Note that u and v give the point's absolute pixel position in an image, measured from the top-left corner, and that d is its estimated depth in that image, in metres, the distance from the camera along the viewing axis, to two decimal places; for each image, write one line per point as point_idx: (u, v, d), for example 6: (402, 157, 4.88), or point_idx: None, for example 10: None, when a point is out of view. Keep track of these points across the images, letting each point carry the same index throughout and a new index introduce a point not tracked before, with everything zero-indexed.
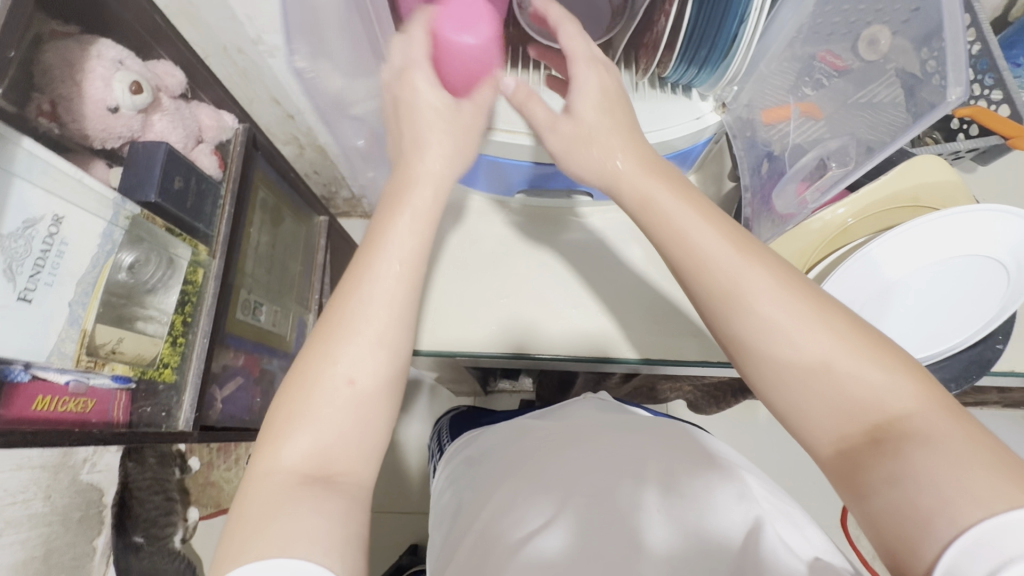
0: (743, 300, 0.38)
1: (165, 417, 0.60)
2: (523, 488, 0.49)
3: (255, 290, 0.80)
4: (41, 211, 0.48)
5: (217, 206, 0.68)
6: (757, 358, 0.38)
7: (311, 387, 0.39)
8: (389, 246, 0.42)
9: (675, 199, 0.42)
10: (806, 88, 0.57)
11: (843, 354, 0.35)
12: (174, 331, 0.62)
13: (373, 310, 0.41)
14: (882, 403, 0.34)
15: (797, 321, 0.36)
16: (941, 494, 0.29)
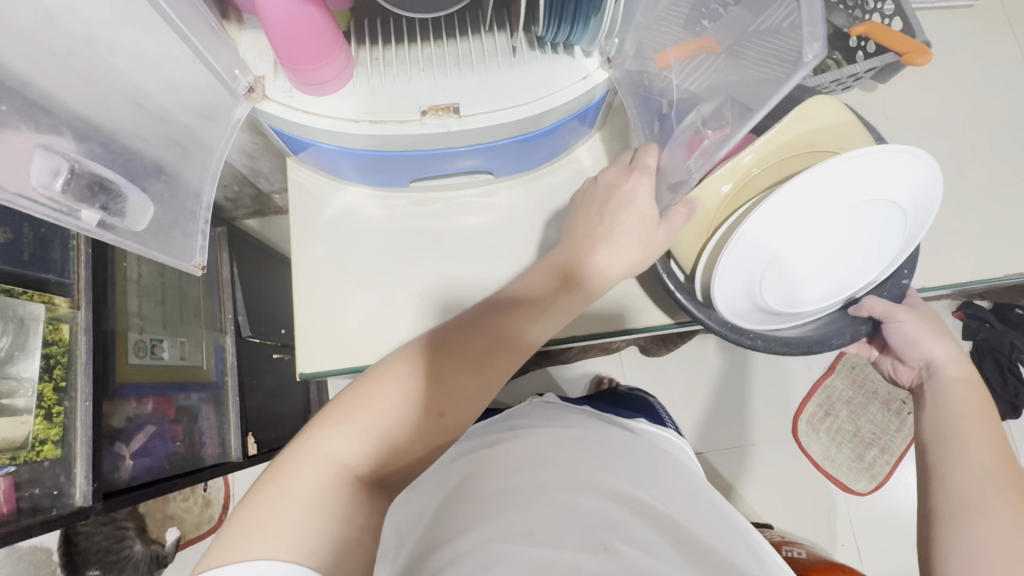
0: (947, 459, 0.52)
1: (56, 497, 0.54)
2: (479, 514, 0.47)
3: (148, 327, 0.73)
4: None
5: (70, 249, 0.60)
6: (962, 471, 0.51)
7: (363, 404, 0.41)
8: (486, 323, 0.47)
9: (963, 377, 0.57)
10: (705, 19, 0.45)
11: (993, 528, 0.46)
12: (46, 403, 0.54)
13: (462, 360, 0.45)
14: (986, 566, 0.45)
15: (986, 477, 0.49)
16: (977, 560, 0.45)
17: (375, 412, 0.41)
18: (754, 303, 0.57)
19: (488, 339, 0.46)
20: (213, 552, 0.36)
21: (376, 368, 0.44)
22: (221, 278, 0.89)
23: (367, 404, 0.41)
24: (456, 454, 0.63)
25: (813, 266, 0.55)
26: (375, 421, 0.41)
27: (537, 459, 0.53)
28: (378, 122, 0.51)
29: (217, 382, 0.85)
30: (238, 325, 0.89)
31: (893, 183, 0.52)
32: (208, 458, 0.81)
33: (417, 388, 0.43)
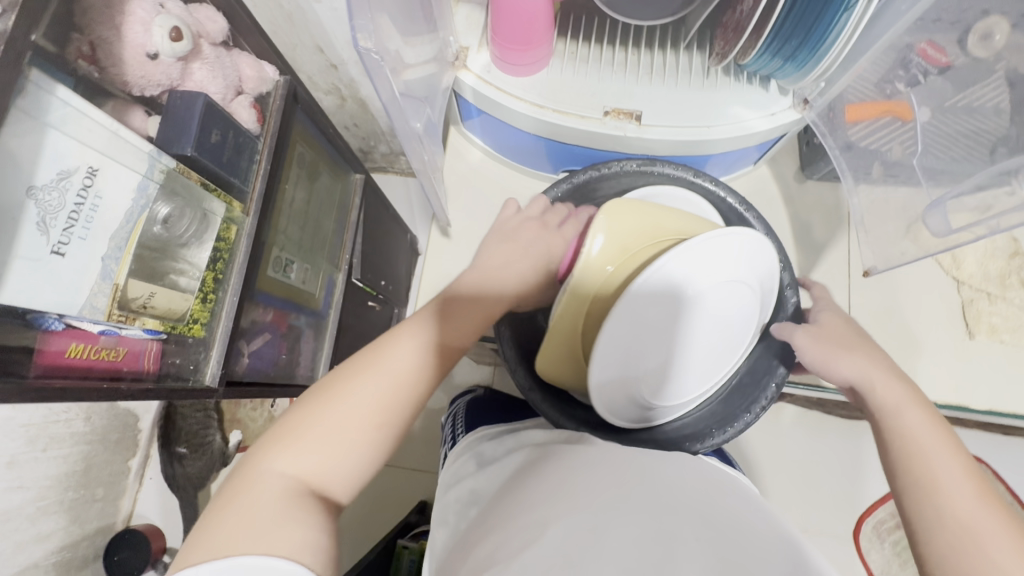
0: (937, 489, 0.47)
1: (193, 371, 0.61)
2: (557, 487, 0.46)
3: (287, 248, 0.80)
4: (76, 162, 0.44)
5: (254, 161, 0.65)
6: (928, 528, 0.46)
7: (328, 419, 0.46)
8: (378, 366, 0.49)
9: (920, 419, 0.52)
10: (901, 84, 0.60)
11: (1005, 545, 0.43)
12: (204, 288, 0.61)
13: (398, 367, 0.50)
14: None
15: (975, 519, 0.44)
16: None
17: (319, 447, 0.45)
18: (630, 398, 0.58)
19: (338, 384, 0.48)
20: (187, 548, 0.39)
21: (319, 394, 0.48)
22: (349, 219, 0.97)
23: (330, 409, 0.46)
24: (517, 439, 0.61)
25: (668, 360, 0.57)
26: (326, 445, 0.45)
27: (611, 450, 0.53)
28: (561, 111, 0.53)
29: (321, 312, 0.93)
30: (351, 266, 0.96)
31: (727, 263, 0.55)
32: (300, 378, 0.87)
33: (364, 410, 0.47)
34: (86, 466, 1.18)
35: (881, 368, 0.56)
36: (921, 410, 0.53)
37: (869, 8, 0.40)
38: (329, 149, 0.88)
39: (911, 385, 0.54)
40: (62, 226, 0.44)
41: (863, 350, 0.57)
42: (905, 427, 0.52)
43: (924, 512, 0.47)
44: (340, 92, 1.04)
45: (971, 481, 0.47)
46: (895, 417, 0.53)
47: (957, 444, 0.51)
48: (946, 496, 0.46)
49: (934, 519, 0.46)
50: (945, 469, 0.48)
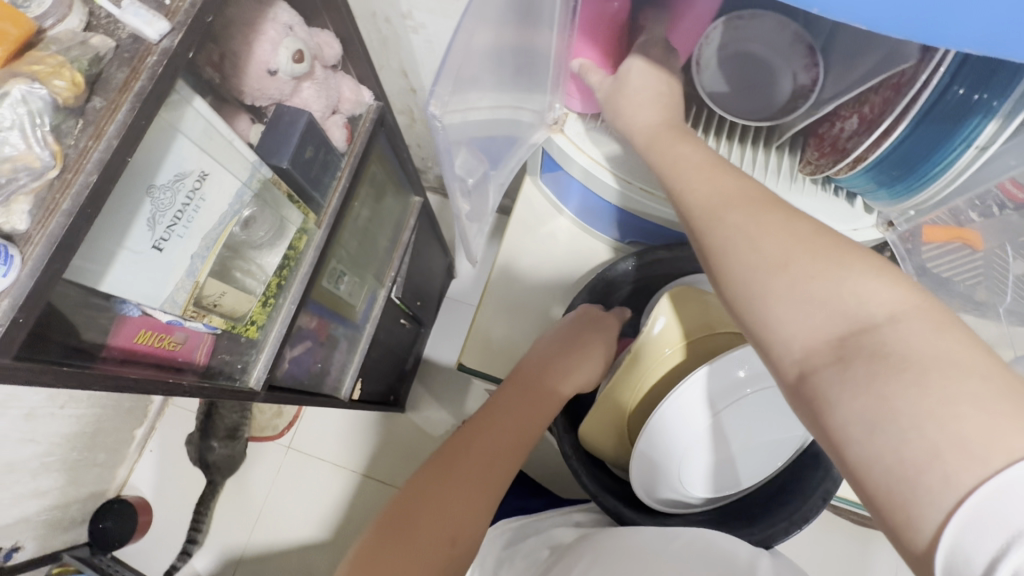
0: (717, 216, 0.39)
1: (240, 371, 0.62)
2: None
3: (343, 261, 0.82)
4: (192, 166, 0.46)
5: (334, 178, 0.67)
6: (729, 274, 0.37)
7: (414, 528, 0.49)
8: (458, 468, 0.53)
9: (697, 154, 0.44)
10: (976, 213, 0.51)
11: (800, 251, 0.35)
12: (268, 292, 0.63)
13: (474, 471, 0.53)
14: (843, 302, 0.32)
15: (764, 231, 0.36)
16: (834, 296, 0.32)
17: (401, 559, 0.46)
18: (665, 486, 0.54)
19: (417, 495, 0.51)
20: None
21: (394, 512, 0.51)
22: (400, 239, 0.99)
23: (416, 525, 0.49)
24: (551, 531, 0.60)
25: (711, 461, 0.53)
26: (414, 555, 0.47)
27: (637, 531, 0.52)
28: (649, 190, 0.56)
29: (358, 326, 0.94)
30: (394, 284, 0.98)
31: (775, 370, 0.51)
32: (327, 387, 0.88)
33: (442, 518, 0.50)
34: (95, 430, 1.18)
35: (654, 119, 0.47)
36: (694, 152, 0.44)
37: (980, 157, 0.40)
38: (398, 171, 0.90)
39: (679, 130, 0.46)
40: (166, 224, 0.45)
41: (646, 92, 0.47)
42: (682, 179, 0.43)
43: (723, 255, 0.38)
44: (411, 113, 1.09)
45: (782, 220, 0.37)
46: (676, 168, 0.44)
47: (744, 178, 0.41)
48: (734, 229, 0.38)
49: (726, 263, 0.38)
50: (721, 199, 0.40)
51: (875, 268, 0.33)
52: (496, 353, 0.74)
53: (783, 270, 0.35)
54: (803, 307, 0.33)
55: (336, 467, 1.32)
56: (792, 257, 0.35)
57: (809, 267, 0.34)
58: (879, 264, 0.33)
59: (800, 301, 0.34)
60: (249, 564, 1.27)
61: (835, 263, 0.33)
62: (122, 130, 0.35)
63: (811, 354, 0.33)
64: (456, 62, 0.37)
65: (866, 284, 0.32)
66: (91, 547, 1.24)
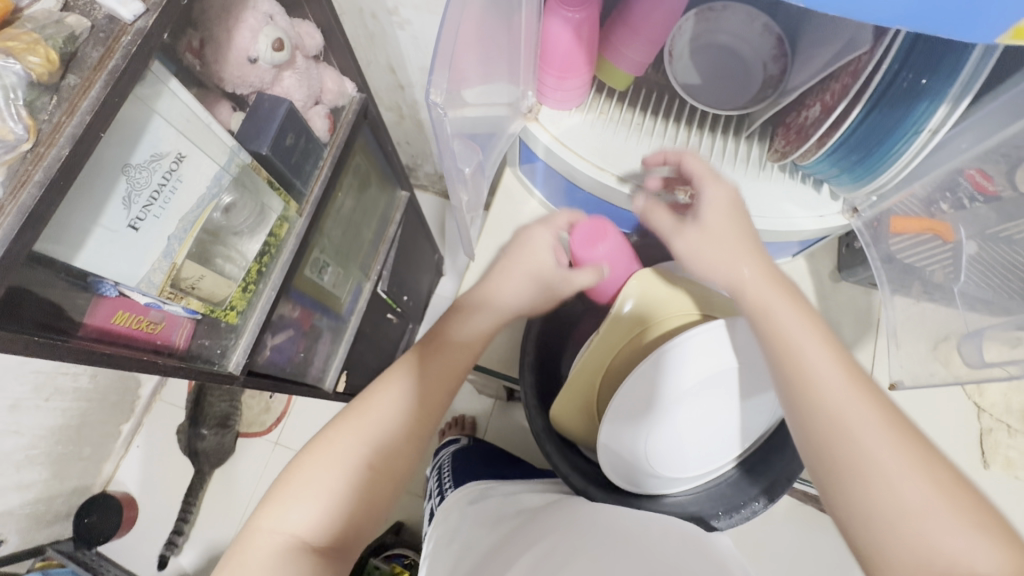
0: (848, 434, 0.40)
1: (219, 356, 0.62)
2: (552, 546, 0.47)
3: (326, 251, 0.82)
4: (169, 147, 0.47)
5: (316, 167, 0.68)
6: (850, 499, 0.39)
7: (326, 456, 0.47)
8: (377, 404, 0.51)
9: (797, 319, 0.46)
10: (945, 205, 0.56)
11: (928, 493, 0.37)
12: (248, 278, 0.63)
13: (391, 409, 0.50)
14: (954, 558, 0.35)
15: (895, 466, 0.38)
16: (955, 540, 0.36)
17: (307, 493, 0.45)
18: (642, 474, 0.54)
19: (334, 429, 0.50)
20: None
21: (310, 443, 0.49)
22: (386, 233, 1.00)
23: (327, 453, 0.48)
24: (516, 499, 0.62)
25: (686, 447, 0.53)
26: (319, 487, 0.46)
27: (605, 510, 0.53)
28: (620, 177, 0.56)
29: (343, 317, 0.95)
30: (379, 277, 0.99)
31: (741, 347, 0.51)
32: (310, 377, 0.88)
33: (356, 449, 0.48)
34: (80, 423, 1.18)
35: (753, 274, 0.48)
36: (827, 347, 0.44)
37: (934, 139, 0.41)
38: (383, 164, 0.91)
39: (782, 293, 0.47)
40: (143, 203, 0.46)
41: (722, 246, 0.49)
42: (810, 371, 0.43)
43: (845, 467, 0.40)
44: (400, 110, 1.10)
45: (908, 451, 0.39)
46: (811, 362, 0.43)
47: (886, 401, 0.42)
48: (868, 452, 0.39)
49: (841, 469, 0.40)
50: (854, 414, 0.41)
51: (988, 533, 0.36)
52: None
53: (912, 514, 0.37)
54: (920, 552, 0.36)
55: None
56: (918, 496, 0.37)
57: (943, 521, 0.36)
58: (993, 534, 0.36)
59: (921, 548, 0.36)
60: None
61: (958, 521, 0.36)
62: (95, 104, 0.36)
63: None
64: (451, 54, 0.37)
65: (978, 545, 0.35)
66: (74, 542, 1.23)
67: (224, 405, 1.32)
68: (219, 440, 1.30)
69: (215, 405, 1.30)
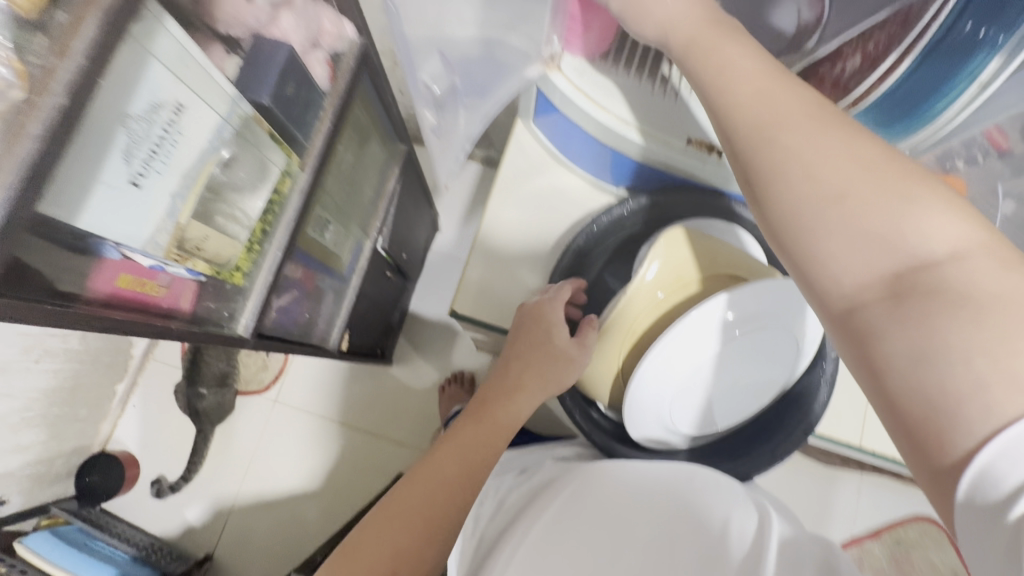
0: (775, 134, 0.36)
1: (226, 318, 0.60)
2: (566, 511, 0.50)
3: (328, 208, 0.79)
4: (167, 96, 0.43)
5: (318, 119, 0.63)
6: (780, 207, 0.36)
7: (376, 538, 0.47)
8: (415, 487, 0.51)
9: (742, 51, 0.40)
10: (960, 161, 0.58)
11: (848, 169, 0.33)
12: (252, 238, 0.61)
13: (434, 485, 0.52)
14: (915, 241, 0.31)
15: (828, 153, 0.34)
16: (863, 213, 0.32)
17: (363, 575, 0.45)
18: (665, 428, 0.56)
19: (375, 516, 0.50)
20: None
21: (356, 535, 0.49)
22: (386, 188, 0.96)
23: (379, 535, 0.47)
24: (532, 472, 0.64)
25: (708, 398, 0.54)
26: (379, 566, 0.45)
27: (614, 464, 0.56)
28: (644, 133, 0.55)
29: (345, 276, 0.92)
30: (380, 235, 0.96)
31: (768, 313, 0.52)
32: (316, 338, 0.87)
33: (409, 525, 0.48)
34: (73, 385, 1.16)
35: (695, 17, 0.42)
36: (765, 75, 0.39)
37: (985, 91, 0.40)
38: (382, 116, 0.86)
39: (724, 28, 0.42)
40: (144, 157, 0.43)
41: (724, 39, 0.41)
42: (737, 100, 0.39)
43: (770, 184, 0.36)
44: (393, 56, 1.04)
45: (841, 138, 0.35)
46: (728, 82, 0.40)
47: (802, 91, 0.38)
48: (801, 157, 0.35)
49: (800, 215, 0.34)
50: (791, 122, 0.36)
51: (894, 181, 0.32)
52: (484, 299, 0.73)
53: (849, 218, 0.33)
54: (870, 245, 0.32)
55: (324, 419, 1.33)
56: (831, 179, 0.34)
57: (867, 206, 0.32)
58: (902, 179, 0.33)
59: (866, 240, 0.32)
60: (240, 514, 1.29)
61: (876, 192, 0.32)
62: (90, 48, 0.32)
63: (863, 289, 0.32)
64: None
65: (891, 206, 0.32)
66: (78, 500, 1.23)
67: (223, 365, 1.31)
68: (218, 400, 1.31)
69: (212, 364, 1.30)
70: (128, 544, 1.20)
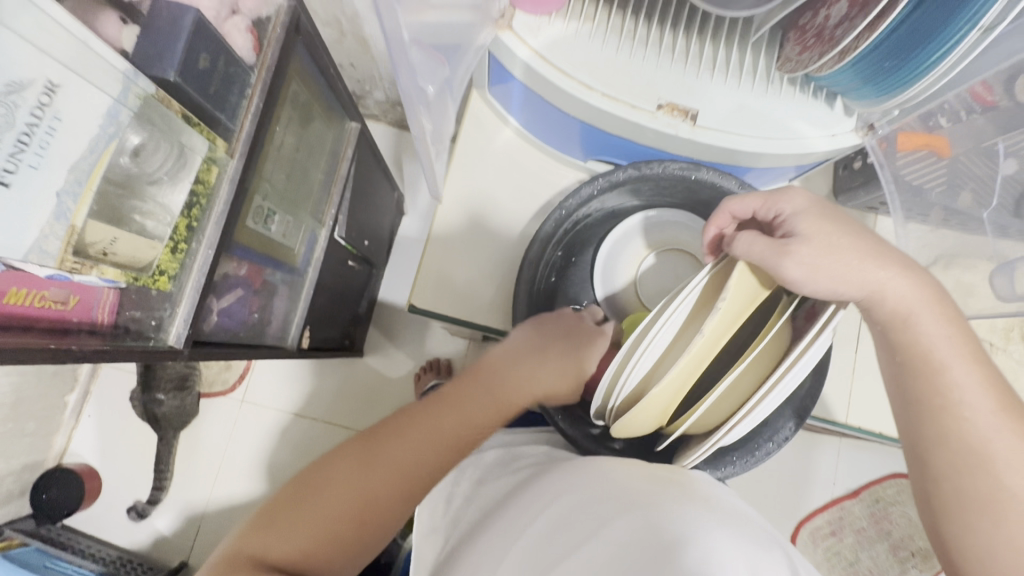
0: (949, 379, 0.45)
1: (155, 329, 0.53)
2: (561, 519, 0.42)
3: (270, 197, 0.72)
4: (31, 73, 0.38)
5: (245, 97, 0.55)
6: (933, 427, 0.46)
7: (386, 443, 0.50)
8: (468, 394, 0.55)
9: (869, 243, 0.47)
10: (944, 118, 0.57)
11: (995, 420, 0.44)
12: (176, 237, 0.52)
13: (467, 408, 0.54)
14: (1006, 471, 0.43)
15: (981, 400, 0.45)
16: (968, 416, 0.45)
17: (360, 474, 0.48)
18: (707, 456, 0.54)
19: (430, 404, 0.54)
20: (256, 529, 0.45)
21: (393, 426, 0.52)
22: (338, 172, 0.89)
23: (394, 438, 0.51)
24: (515, 454, 0.59)
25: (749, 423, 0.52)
26: (368, 477, 0.48)
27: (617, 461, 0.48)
28: (612, 97, 0.48)
29: (299, 269, 0.85)
30: (336, 224, 0.89)
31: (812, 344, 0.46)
32: (270, 338, 0.80)
33: (436, 432, 0.52)
34: (16, 400, 1.08)
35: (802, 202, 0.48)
36: (942, 313, 0.47)
37: (986, 37, 0.37)
38: (326, 91, 0.78)
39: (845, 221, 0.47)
40: (8, 148, 0.37)
41: (829, 228, 0.46)
42: (956, 384, 0.45)
43: (925, 446, 0.46)
44: (340, 26, 0.95)
45: (966, 351, 0.46)
46: (948, 361, 0.46)
47: (1009, 397, 0.46)
48: (956, 383, 0.45)
49: (967, 450, 0.44)
50: (938, 342, 0.46)
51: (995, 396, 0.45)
52: (448, 288, 0.67)
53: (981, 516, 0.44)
54: (964, 449, 0.44)
55: (295, 417, 1.27)
56: (976, 405, 0.45)
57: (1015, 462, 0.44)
58: (1003, 401, 0.45)
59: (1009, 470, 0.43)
60: (214, 520, 1.23)
61: (992, 410, 0.45)
62: None
63: (995, 503, 0.43)
64: None
65: (991, 411, 0.45)
66: (34, 520, 1.16)
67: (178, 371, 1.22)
68: (178, 407, 1.23)
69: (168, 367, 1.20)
70: (94, 561, 1.13)
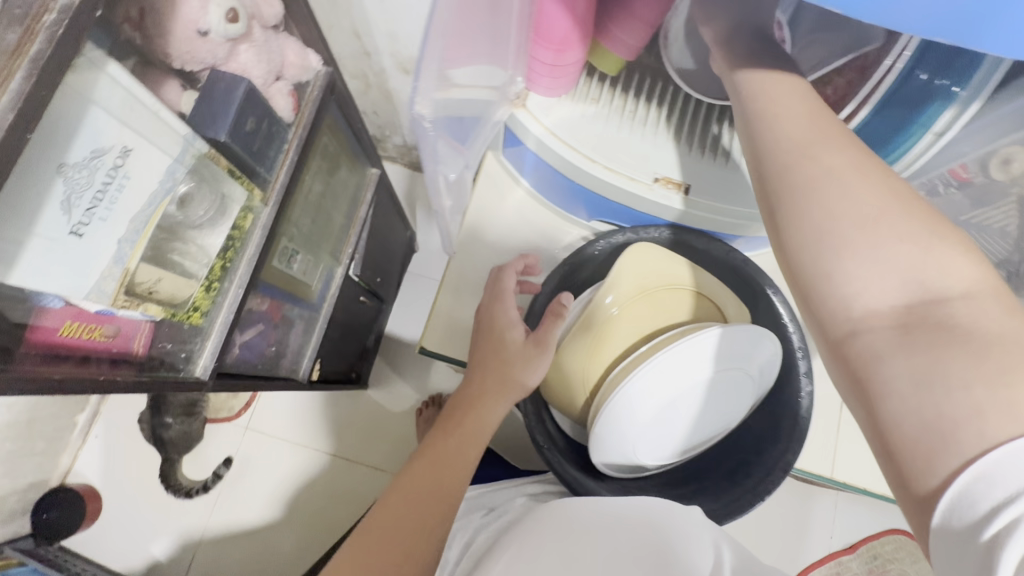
0: (790, 141, 0.39)
1: (184, 361, 0.57)
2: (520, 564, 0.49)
3: (295, 239, 0.77)
4: (111, 141, 0.43)
5: (281, 151, 0.62)
6: (776, 193, 0.39)
7: (402, 493, 0.56)
8: (450, 432, 0.62)
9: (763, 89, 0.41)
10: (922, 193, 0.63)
11: (853, 187, 0.36)
12: (211, 276, 0.57)
13: (457, 442, 0.61)
14: (867, 258, 0.34)
15: (833, 170, 0.37)
16: (817, 191, 0.37)
17: (389, 526, 0.53)
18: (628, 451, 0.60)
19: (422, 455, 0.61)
20: None
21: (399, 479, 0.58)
22: (357, 215, 0.95)
23: (406, 487, 0.57)
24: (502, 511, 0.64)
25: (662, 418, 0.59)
26: (397, 524, 0.53)
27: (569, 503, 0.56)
28: (613, 169, 0.54)
29: (315, 304, 0.90)
30: (352, 262, 0.94)
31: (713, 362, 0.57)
32: (284, 370, 0.84)
33: (437, 469, 0.58)
34: (30, 418, 1.10)
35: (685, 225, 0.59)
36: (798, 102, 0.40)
37: (939, 141, 0.46)
38: (352, 142, 0.85)
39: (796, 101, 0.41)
40: (85, 206, 0.42)
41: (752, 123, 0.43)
42: (792, 156, 0.38)
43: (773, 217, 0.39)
44: (367, 79, 1.03)
45: (820, 124, 0.39)
46: (777, 128, 0.40)
47: (886, 177, 0.36)
48: (787, 139, 0.39)
49: (809, 241, 0.36)
50: (779, 116, 0.40)
51: (858, 170, 0.37)
52: (456, 333, 0.72)
53: (861, 221, 0.35)
54: (822, 222, 0.36)
55: (297, 446, 1.29)
56: (819, 170, 0.37)
57: (873, 236, 0.35)
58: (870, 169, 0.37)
59: (878, 257, 0.34)
60: (210, 547, 1.24)
61: (847, 179, 0.36)
62: (18, 98, 0.30)
63: (872, 314, 0.34)
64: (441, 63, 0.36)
65: (843, 179, 0.36)
66: (34, 538, 1.17)
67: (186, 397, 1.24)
68: (183, 432, 1.26)
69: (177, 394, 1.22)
70: None
